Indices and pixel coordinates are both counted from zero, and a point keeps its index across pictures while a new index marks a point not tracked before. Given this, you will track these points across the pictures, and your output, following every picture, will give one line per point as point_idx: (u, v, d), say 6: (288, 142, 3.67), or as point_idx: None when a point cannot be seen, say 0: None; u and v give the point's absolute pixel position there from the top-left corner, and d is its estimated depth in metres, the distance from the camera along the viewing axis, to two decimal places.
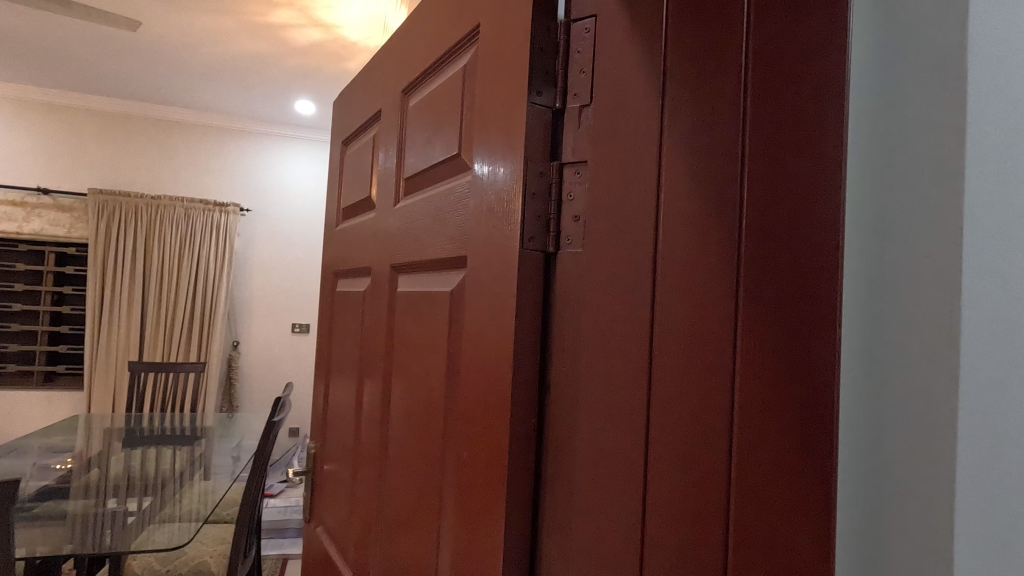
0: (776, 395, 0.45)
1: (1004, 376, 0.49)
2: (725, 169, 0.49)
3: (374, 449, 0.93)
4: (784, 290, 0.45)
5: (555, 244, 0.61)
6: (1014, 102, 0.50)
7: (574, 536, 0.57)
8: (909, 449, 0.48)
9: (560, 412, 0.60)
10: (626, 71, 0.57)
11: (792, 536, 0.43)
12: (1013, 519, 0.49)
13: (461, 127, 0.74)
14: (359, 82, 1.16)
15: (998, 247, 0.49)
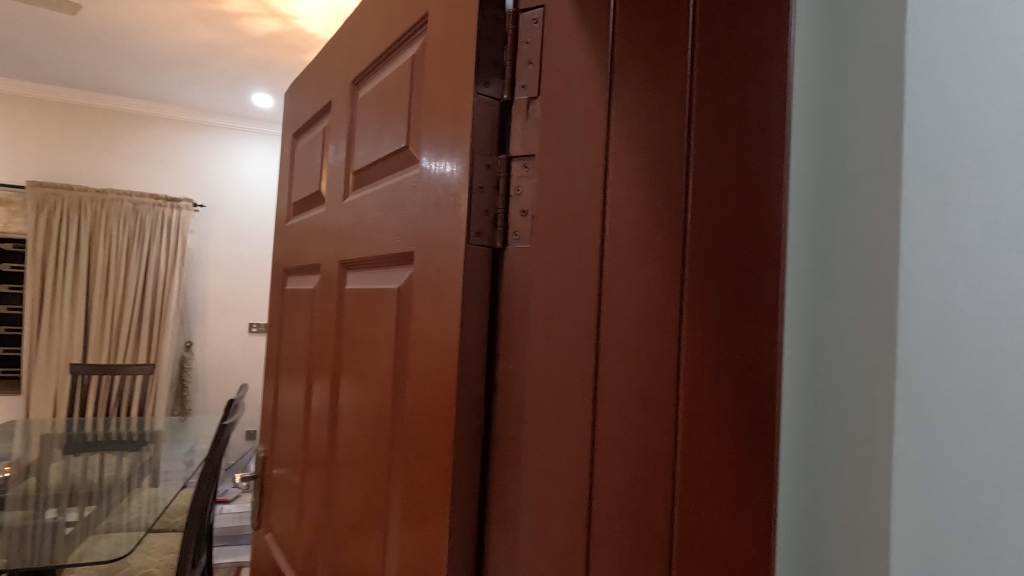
0: (720, 394, 0.44)
1: (939, 372, 0.50)
2: (671, 165, 0.48)
3: (322, 453, 0.90)
4: (728, 288, 0.44)
5: (502, 239, 0.60)
6: (950, 102, 0.51)
7: (521, 537, 0.56)
8: (848, 443, 0.48)
9: (507, 412, 0.59)
10: (574, 63, 0.56)
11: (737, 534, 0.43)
12: (947, 512, 0.50)
13: (409, 118, 0.71)
14: (310, 72, 1.12)
15: (934, 245, 0.50)
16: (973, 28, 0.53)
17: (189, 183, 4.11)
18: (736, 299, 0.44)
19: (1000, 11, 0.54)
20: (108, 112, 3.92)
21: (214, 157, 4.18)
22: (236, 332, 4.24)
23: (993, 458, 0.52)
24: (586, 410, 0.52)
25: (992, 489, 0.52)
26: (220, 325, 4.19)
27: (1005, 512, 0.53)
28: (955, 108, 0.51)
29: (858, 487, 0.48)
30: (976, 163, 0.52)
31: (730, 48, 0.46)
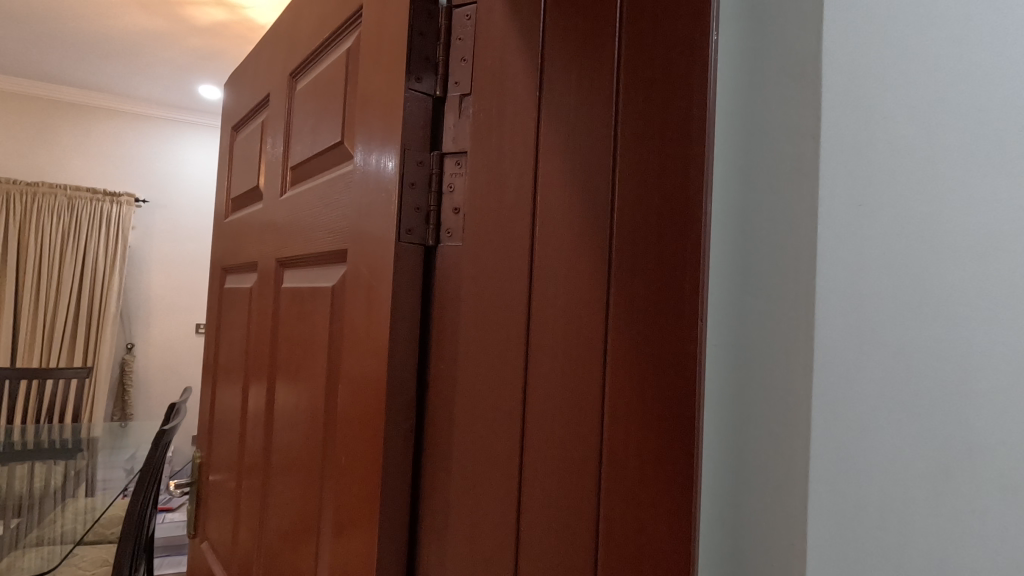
0: (643, 394, 0.44)
1: (852, 366, 0.52)
2: (599, 166, 0.49)
3: (257, 458, 0.87)
4: (652, 289, 0.44)
5: (434, 237, 0.60)
6: (861, 107, 0.53)
7: (454, 536, 0.56)
8: (766, 438, 0.50)
9: (440, 410, 0.58)
10: (505, 60, 0.56)
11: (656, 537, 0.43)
12: (859, 501, 0.52)
13: (344, 112, 0.70)
14: (248, 63, 1.08)
15: (847, 244, 0.52)
16: (886, 35, 0.55)
17: (130, 177, 3.92)
18: (659, 300, 0.44)
19: (914, 18, 0.57)
20: (40, 100, 3.70)
21: (158, 150, 4.00)
22: (181, 333, 4.06)
23: (905, 448, 0.55)
24: (516, 408, 0.52)
25: (904, 478, 0.55)
26: (164, 325, 4.01)
27: (915, 499, 0.55)
28: (867, 114, 0.53)
29: (775, 478, 0.49)
30: (888, 166, 0.55)
31: (654, 49, 0.46)
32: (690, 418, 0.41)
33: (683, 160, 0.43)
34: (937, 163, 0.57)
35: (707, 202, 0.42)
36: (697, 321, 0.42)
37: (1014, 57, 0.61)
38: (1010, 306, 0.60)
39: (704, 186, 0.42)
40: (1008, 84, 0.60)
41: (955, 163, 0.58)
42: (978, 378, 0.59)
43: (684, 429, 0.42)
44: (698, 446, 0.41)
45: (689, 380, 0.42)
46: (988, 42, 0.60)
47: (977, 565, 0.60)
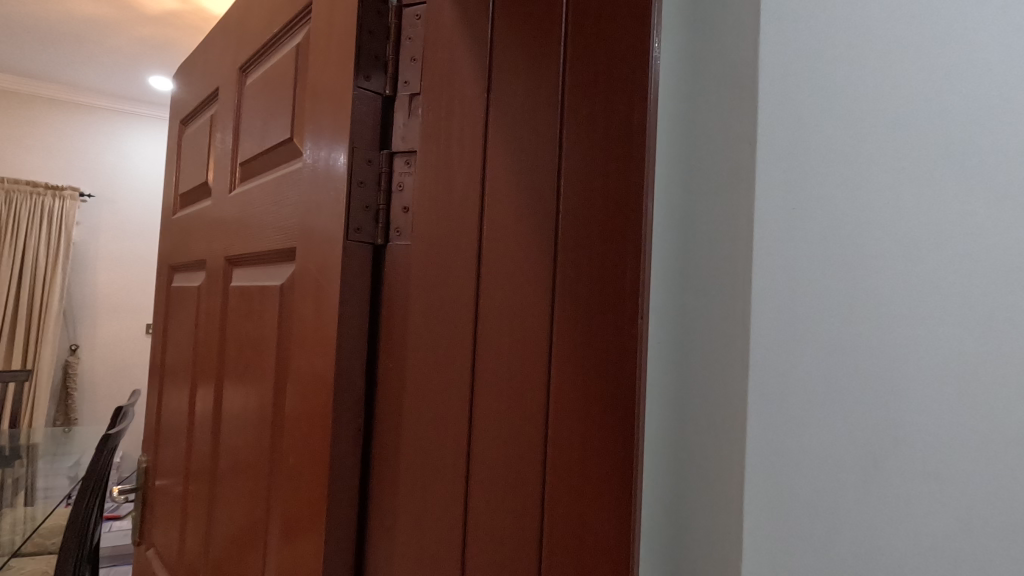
0: (585, 393, 0.46)
1: (786, 362, 0.54)
2: (544, 169, 0.50)
3: (204, 463, 0.85)
4: (594, 291, 0.46)
5: (383, 236, 0.60)
6: (796, 115, 0.56)
7: (402, 535, 0.56)
8: (704, 433, 0.52)
9: (388, 410, 0.59)
10: (454, 61, 0.56)
11: (597, 534, 0.44)
12: (792, 492, 0.55)
13: (293, 108, 0.69)
14: (197, 55, 1.05)
15: (782, 247, 0.54)
16: (819, 47, 0.58)
17: (74, 170, 3.74)
18: (601, 301, 0.45)
19: (846, 30, 0.60)
20: None
21: (105, 143, 3.83)
22: (131, 333, 3.90)
23: (835, 440, 0.58)
24: (463, 407, 0.53)
25: (834, 468, 0.58)
26: (111, 325, 3.85)
27: (844, 488, 0.59)
28: (801, 121, 0.56)
29: (713, 471, 0.51)
30: (821, 172, 0.57)
31: (598, 55, 0.47)
32: (631, 416, 0.43)
33: (626, 165, 0.44)
34: (865, 170, 0.60)
35: (649, 206, 0.44)
36: (638, 321, 0.43)
37: (938, 71, 0.64)
38: (926, 304, 0.65)
39: (647, 190, 0.44)
40: (932, 96, 0.64)
41: (882, 170, 0.61)
42: (901, 374, 0.63)
43: (626, 426, 0.43)
44: (640, 443, 0.42)
45: (629, 379, 0.43)
46: (914, 55, 0.63)
47: (901, 550, 0.63)
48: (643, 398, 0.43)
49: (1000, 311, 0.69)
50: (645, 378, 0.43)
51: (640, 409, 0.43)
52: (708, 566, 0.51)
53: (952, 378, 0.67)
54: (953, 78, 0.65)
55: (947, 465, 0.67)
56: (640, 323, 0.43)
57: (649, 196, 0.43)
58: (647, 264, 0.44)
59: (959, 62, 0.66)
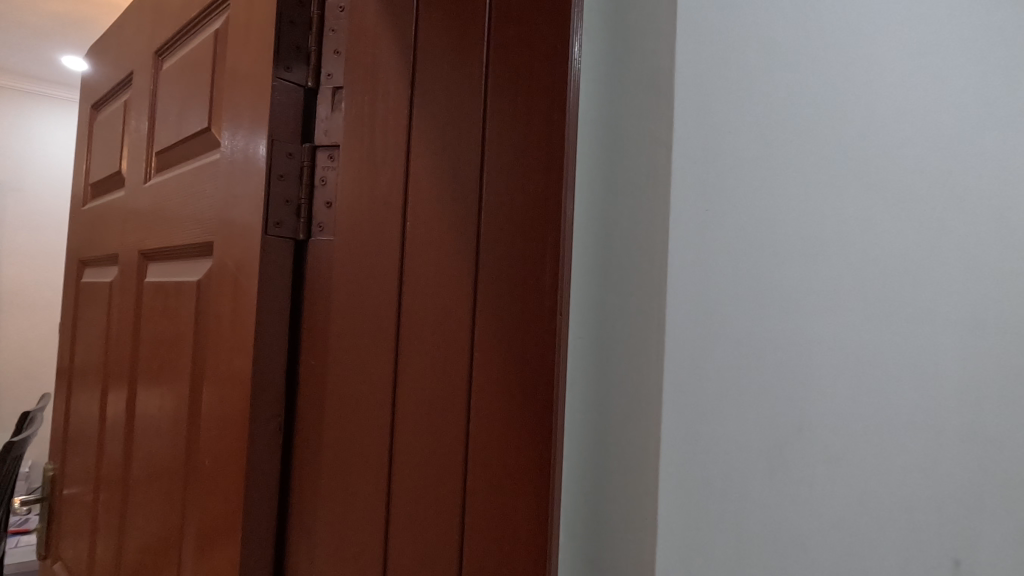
0: (507, 388, 0.47)
1: (700, 357, 0.57)
2: (468, 168, 0.50)
3: (115, 471, 0.80)
4: (515, 288, 0.47)
5: (305, 231, 0.59)
6: (712, 120, 0.58)
7: (324, 536, 0.55)
8: (622, 425, 0.54)
9: (309, 409, 0.58)
10: (378, 55, 0.56)
11: (516, 527, 0.45)
12: (706, 478, 0.58)
13: (211, 97, 0.66)
14: (110, 37, 0.99)
15: (699, 246, 0.57)
16: (738, 55, 0.61)
17: None
18: (522, 299, 0.46)
19: (761, 41, 0.63)
20: None
21: (12, 126, 3.53)
22: (41, 333, 3.61)
23: (744, 428, 0.62)
24: (385, 402, 0.53)
25: (743, 455, 0.62)
26: (18, 324, 3.55)
27: (753, 473, 0.63)
28: (717, 127, 0.59)
29: (631, 461, 0.54)
30: (735, 174, 0.60)
31: (520, 57, 0.48)
32: (551, 406, 0.44)
33: (547, 163, 0.45)
34: (774, 175, 0.64)
35: (570, 203, 0.45)
36: (558, 315, 0.44)
37: (831, 86, 0.70)
38: (826, 301, 0.70)
39: (566, 187, 0.45)
40: (827, 108, 0.70)
41: (788, 175, 0.66)
42: (804, 365, 0.68)
43: (546, 417, 0.44)
44: (560, 432, 0.44)
45: (549, 375, 0.44)
46: (815, 70, 0.68)
47: (804, 529, 0.69)
48: (562, 389, 0.44)
49: (875, 303, 0.78)
50: (564, 370, 0.44)
51: (560, 403, 0.44)
52: (626, 551, 0.53)
53: (845, 367, 0.74)
54: (842, 92, 0.72)
55: (842, 448, 0.74)
56: (559, 317, 0.44)
57: (568, 193, 0.45)
58: (567, 259, 0.45)
59: (847, 78, 0.73)
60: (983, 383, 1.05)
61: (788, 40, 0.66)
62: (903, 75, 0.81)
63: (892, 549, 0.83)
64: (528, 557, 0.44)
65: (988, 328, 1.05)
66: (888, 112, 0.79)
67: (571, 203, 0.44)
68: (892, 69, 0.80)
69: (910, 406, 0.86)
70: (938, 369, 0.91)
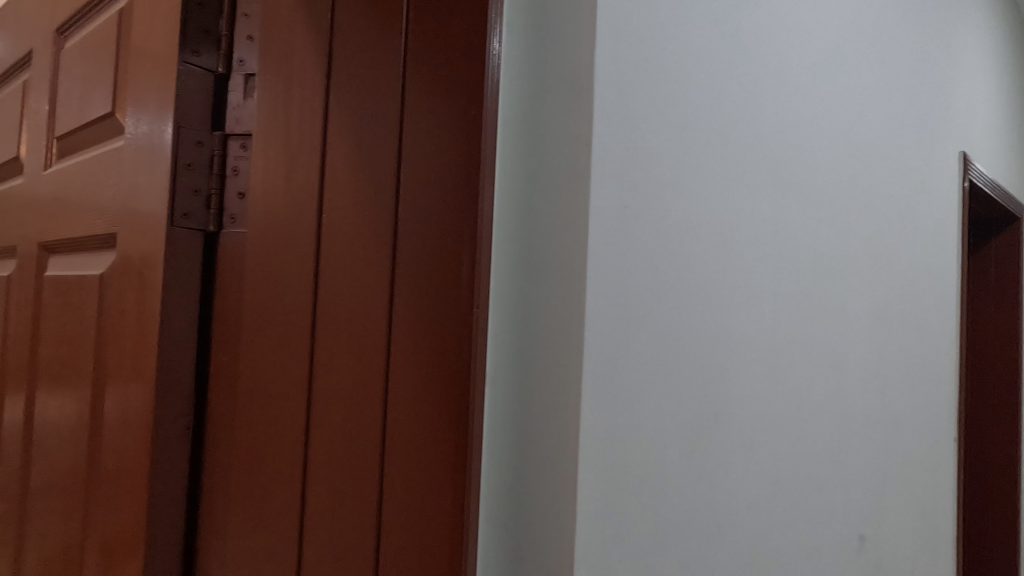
0: (424, 382, 0.47)
1: (619, 348, 0.59)
2: (384, 160, 0.50)
3: (13, 482, 0.74)
4: (432, 282, 0.47)
5: (216, 222, 0.57)
6: (631, 120, 0.60)
7: (237, 537, 0.54)
8: (543, 418, 0.55)
9: (219, 407, 0.56)
10: (292, 42, 0.54)
11: (432, 520, 0.45)
12: (624, 465, 0.60)
13: (114, 80, 0.63)
14: (7, 12, 0.92)
15: (618, 242, 0.59)
16: (658, 57, 0.63)
17: None
18: (438, 292, 0.46)
19: (680, 44, 0.65)
20: None
21: None
22: None
23: (662, 415, 0.64)
24: (301, 397, 0.52)
25: (661, 442, 0.64)
26: None
27: (671, 460, 0.65)
28: (636, 126, 0.61)
29: (551, 452, 0.55)
30: (654, 172, 0.63)
31: (437, 50, 0.48)
32: (467, 398, 0.44)
33: (464, 157, 0.46)
34: (691, 174, 0.67)
35: (487, 198, 0.46)
36: (474, 309, 0.45)
37: (746, 90, 0.74)
38: (740, 295, 0.74)
39: (483, 182, 0.46)
40: (743, 111, 0.74)
41: (704, 175, 0.69)
42: (719, 356, 0.72)
43: (462, 408, 0.44)
44: (476, 424, 0.44)
45: (466, 368, 0.45)
46: (732, 75, 0.72)
47: (720, 511, 0.72)
48: (479, 382, 0.45)
49: (787, 296, 0.83)
50: (481, 362, 0.45)
51: (475, 396, 0.45)
52: (545, 538, 0.54)
53: (759, 357, 0.78)
54: (757, 97, 0.76)
55: (756, 433, 0.78)
56: (476, 310, 0.45)
57: (486, 189, 0.45)
58: (484, 254, 0.46)
59: (761, 83, 0.76)
60: (886, 370, 1.13)
61: (707, 44, 0.68)
62: (814, 82, 0.87)
63: (802, 527, 0.89)
64: (443, 549, 0.45)
65: (891, 319, 1.14)
66: (801, 116, 0.84)
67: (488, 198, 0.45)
68: (805, 77, 0.85)
69: (819, 392, 0.92)
70: (845, 358, 0.98)
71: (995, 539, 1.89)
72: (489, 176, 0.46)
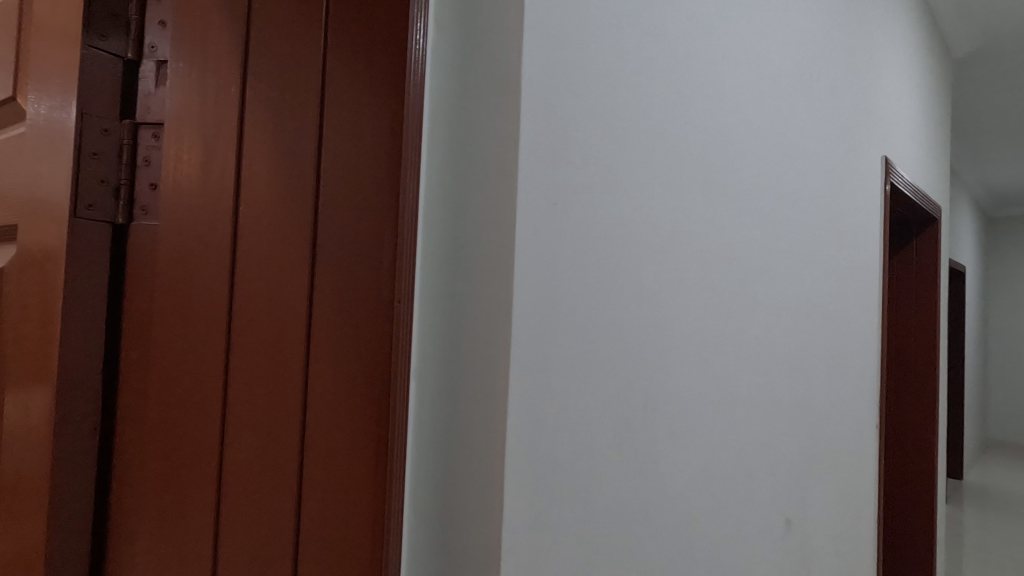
0: (345, 379, 0.47)
1: (548, 344, 0.59)
2: (303, 155, 0.49)
3: None
4: (352, 278, 0.47)
5: (125, 214, 0.55)
6: (559, 116, 0.60)
7: (149, 535, 0.53)
8: (470, 413, 0.56)
9: (130, 404, 0.54)
10: (206, 29, 0.53)
11: (351, 517, 0.45)
12: (552, 459, 0.60)
13: (15, 63, 0.59)
14: None
15: (546, 238, 0.59)
16: (588, 55, 0.63)
17: None
18: (358, 288, 0.47)
19: (610, 43, 0.66)
20: None
21: None
22: None
23: (591, 409, 0.65)
24: (217, 398, 0.51)
25: (590, 436, 0.65)
26: None
27: (600, 452, 0.67)
28: (565, 123, 0.61)
29: (481, 448, 0.55)
30: (583, 169, 0.63)
31: (359, 44, 0.47)
32: (388, 397, 0.45)
33: (386, 153, 0.46)
34: (620, 172, 0.69)
35: (410, 188, 0.45)
36: (395, 305, 0.45)
37: (674, 92, 0.77)
38: (669, 290, 0.77)
39: (405, 176, 0.46)
40: (670, 112, 0.76)
41: (633, 174, 0.71)
42: (647, 349, 0.74)
43: (383, 400, 0.45)
44: (397, 421, 0.45)
45: (386, 362, 0.45)
46: (660, 76, 0.74)
47: (649, 499, 0.75)
48: (401, 379, 0.45)
49: (715, 292, 0.87)
50: (402, 355, 0.45)
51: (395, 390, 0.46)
52: (472, 536, 0.55)
53: (688, 351, 0.82)
54: (685, 99, 0.79)
55: (685, 423, 0.81)
56: (397, 306, 0.45)
57: (407, 183, 0.45)
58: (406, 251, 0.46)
59: (689, 86, 0.80)
60: (811, 362, 1.20)
61: (635, 45, 0.70)
62: (741, 87, 0.91)
63: (730, 513, 0.93)
64: (361, 543, 0.45)
65: (815, 314, 1.21)
66: (728, 119, 0.88)
67: (410, 194, 0.45)
68: (732, 82, 0.89)
69: (747, 383, 0.96)
70: (772, 350, 1.03)
71: (915, 519, 2.02)
72: (411, 175, 0.47)
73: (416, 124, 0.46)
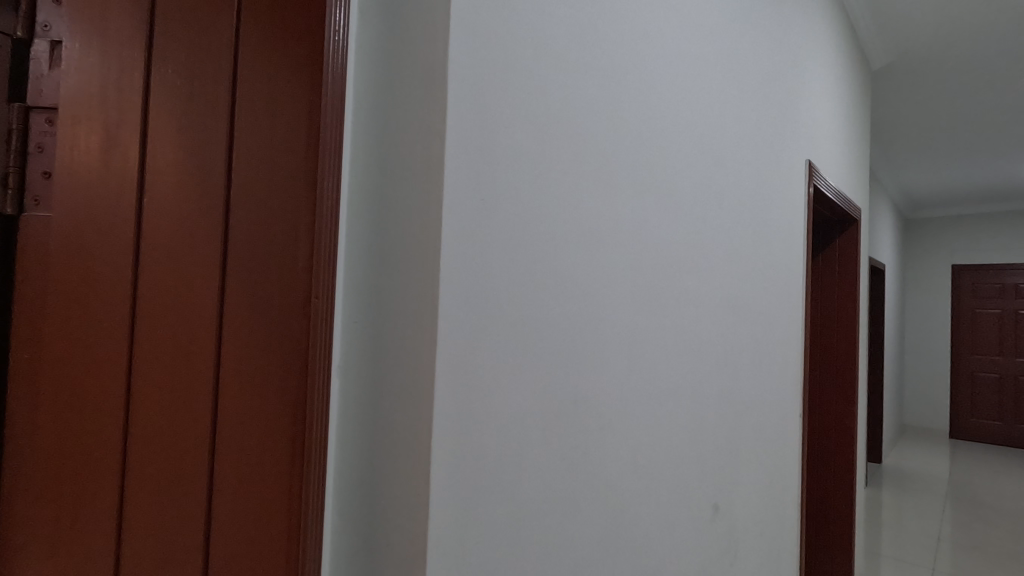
0: (260, 374, 0.48)
1: (477, 342, 0.59)
2: (211, 150, 0.49)
3: None
4: (264, 275, 0.48)
5: (14, 206, 0.50)
6: (487, 114, 0.60)
7: (43, 543, 0.51)
8: (396, 410, 0.56)
9: (19, 407, 0.51)
10: (109, 14, 0.51)
11: (268, 507, 0.47)
12: (480, 456, 0.60)
13: None
14: None
15: (475, 235, 0.58)
16: (517, 55, 0.64)
17: None
18: (271, 285, 0.47)
19: (539, 44, 0.67)
20: None
21: None
22: None
23: (521, 405, 0.66)
24: (120, 397, 0.50)
25: (520, 431, 0.66)
26: None
27: (530, 446, 0.68)
28: (494, 121, 0.61)
29: (409, 447, 0.55)
30: (513, 168, 0.64)
31: (275, 43, 0.48)
32: (304, 391, 0.46)
33: (302, 152, 0.47)
34: (550, 172, 0.70)
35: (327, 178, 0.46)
36: (312, 301, 0.45)
37: (604, 93, 0.79)
38: (599, 288, 0.80)
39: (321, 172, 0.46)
40: (599, 113, 0.78)
41: (563, 174, 0.72)
42: (578, 345, 0.76)
43: (297, 394, 0.46)
44: (315, 415, 0.46)
45: (303, 360, 0.46)
46: (590, 78, 0.76)
47: (579, 490, 0.77)
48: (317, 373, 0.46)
49: (644, 288, 0.90)
50: (320, 350, 0.45)
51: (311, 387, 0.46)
52: (398, 534, 0.54)
53: (619, 345, 0.85)
54: (614, 101, 0.81)
55: (614, 415, 0.84)
56: (313, 301, 0.45)
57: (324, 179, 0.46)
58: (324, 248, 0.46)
59: (619, 89, 0.82)
60: (737, 355, 1.26)
61: (565, 48, 0.72)
62: (669, 91, 0.95)
63: (659, 500, 0.96)
64: (278, 532, 0.47)
65: (742, 310, 1.27)
66: (656, 122, 0.92)
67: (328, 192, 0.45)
68: (660, 86, 0.92)
69: (676, 376, 1.01)
70: (699, 344, 1.08)
71: (835, 501, 2.16)
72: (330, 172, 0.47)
73: (334, 124, 0.47)
